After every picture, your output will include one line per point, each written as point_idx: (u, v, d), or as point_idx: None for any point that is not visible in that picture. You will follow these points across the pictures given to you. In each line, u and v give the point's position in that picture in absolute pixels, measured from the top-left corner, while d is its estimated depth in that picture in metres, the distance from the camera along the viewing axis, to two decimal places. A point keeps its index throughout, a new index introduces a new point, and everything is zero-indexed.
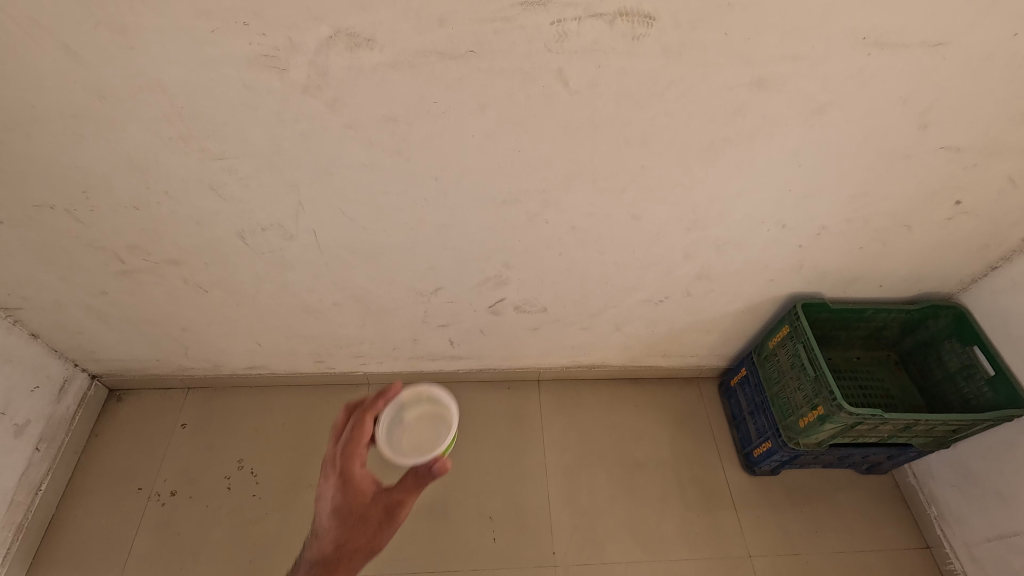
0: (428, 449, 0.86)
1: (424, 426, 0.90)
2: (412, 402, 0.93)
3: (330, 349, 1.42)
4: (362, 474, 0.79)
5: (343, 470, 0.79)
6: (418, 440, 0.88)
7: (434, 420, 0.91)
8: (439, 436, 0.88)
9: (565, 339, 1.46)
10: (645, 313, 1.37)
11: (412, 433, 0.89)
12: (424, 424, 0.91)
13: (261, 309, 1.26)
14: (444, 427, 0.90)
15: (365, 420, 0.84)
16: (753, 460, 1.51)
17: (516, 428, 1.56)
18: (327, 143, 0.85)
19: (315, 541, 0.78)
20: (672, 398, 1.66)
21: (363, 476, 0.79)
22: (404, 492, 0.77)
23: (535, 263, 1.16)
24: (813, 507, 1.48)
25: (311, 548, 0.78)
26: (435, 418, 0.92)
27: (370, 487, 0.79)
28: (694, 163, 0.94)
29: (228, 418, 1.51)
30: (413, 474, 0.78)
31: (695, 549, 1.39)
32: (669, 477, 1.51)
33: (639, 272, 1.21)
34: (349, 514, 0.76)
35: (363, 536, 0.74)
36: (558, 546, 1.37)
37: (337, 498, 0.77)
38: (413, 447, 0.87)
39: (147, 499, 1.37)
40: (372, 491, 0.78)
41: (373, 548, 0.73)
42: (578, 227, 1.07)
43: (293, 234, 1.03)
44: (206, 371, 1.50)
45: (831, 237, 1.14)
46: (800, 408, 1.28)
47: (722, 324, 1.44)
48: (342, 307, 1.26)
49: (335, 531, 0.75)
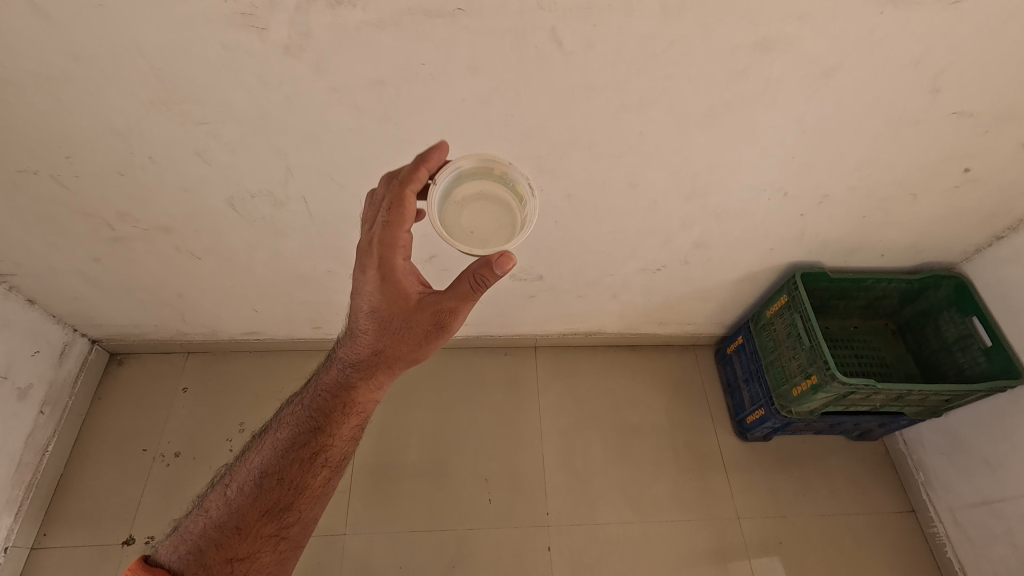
0: (487, 243, 0.76)
1: (487, 207, 0.77)
2: (473, 172, 0.77)
3: (327, 315, 1.43)
4: (404, 273, 0.76)
5: (383, 265, 0.74)
6: (478, 225, 0.76)
7: (496, 200, 0.77)
8: (501, 225, 0.77)
9: (561, 307, 1.46)
10: (643, 281, 1.36)
11: (472, 211, 0.77)
12: (486, 201, 0.77)
13: (255, 276, 1.25)
14: (508, 224, 0.77)
15: (408, 200, 0.73)
16: (746, 426, 1.53)
17: (512, 394, 1.58)
18: (313, 106, 0.82)
19: (356, 337, 0.78)
20: (668, 365, 1.67)
21: (405, 275, 0.76)
22: (454, 301, 0.75)
23: (531, 231, 1.14)
24: (804, 471, 1.51)
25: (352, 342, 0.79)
26: (500, 200, 0.77)
27: (413, 290, 0.76)
28: (694, 129, 0.91)
29: (229, 383, 1.53)
30: (468, 281, 0.73)
31: (685, 511, 1.43)
32: (663, 442, 1.53)
33: (636, 240, 1.20)
34: (392, 317, 0.76)
35: (406, 339, 0.77)
36: (551, 507, 1.41)
37: (376, 298, 0.75)
38: (471, 233, 0.76)
39: (152, 459, 1.40)
40: (416, 294, 0.77)
41: (418, 354, 0.78)
42: (574, 195, 1.05)
43: (283, 202, 1.01)
44: (205, 337, 1.51)
45: (834, 206, 1.12)
46: (794, 377, 1.28)
47: (720, 293, 1.42)
48: (337, 274, 1.26)
49: (379, 333, 0.77)
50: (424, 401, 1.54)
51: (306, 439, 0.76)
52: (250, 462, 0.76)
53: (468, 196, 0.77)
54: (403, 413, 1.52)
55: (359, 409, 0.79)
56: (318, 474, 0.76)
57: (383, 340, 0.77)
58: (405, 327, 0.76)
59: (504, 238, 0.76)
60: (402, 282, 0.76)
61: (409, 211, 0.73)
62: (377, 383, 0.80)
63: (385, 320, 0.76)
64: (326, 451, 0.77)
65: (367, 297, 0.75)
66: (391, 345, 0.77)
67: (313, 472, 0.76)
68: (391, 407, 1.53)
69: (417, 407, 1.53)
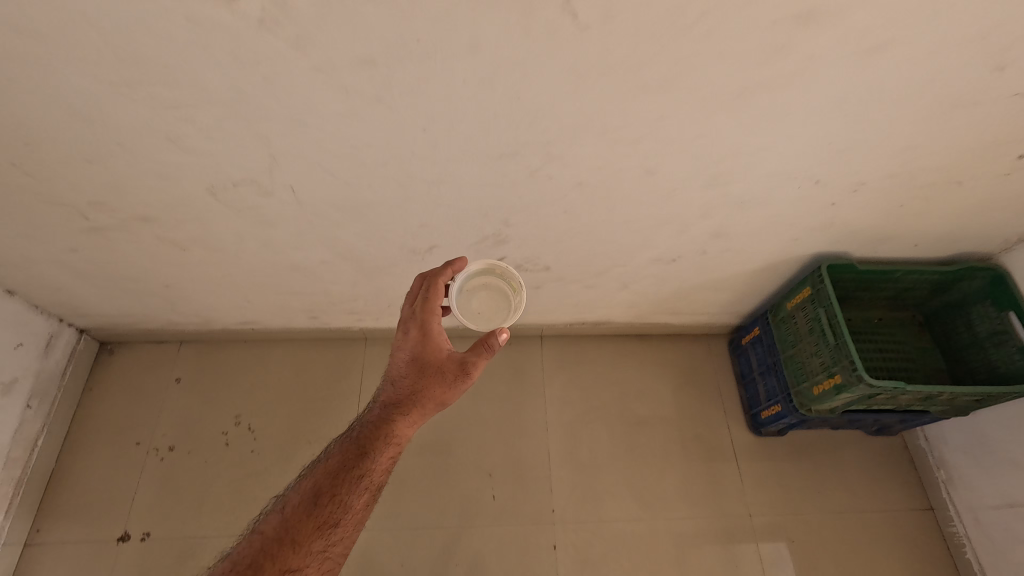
0: (492, 323, 0.87)
1: (491, 295, 0.88)
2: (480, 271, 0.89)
3: (322, 305, 1.36)
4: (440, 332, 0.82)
5: (423, 322, 0.80)
6: (484, 307, 0.88)
7: (499, 290, 0.89)
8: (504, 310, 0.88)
9: (569, 297, 1.38)
10: (656, 272, 1.28)
11: (479, 299, 0.88)
12: (490, 290, 0.89)
13: (244, 267, 1.18)
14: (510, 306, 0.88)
15: (438, 284, 0.83)
16: (760, 421, 1.47)
17: (517, 385, 1.52)
18: (294, 88, 0.73)
19: (390, 385, 0.80)
20: (679, 355, 1.61)
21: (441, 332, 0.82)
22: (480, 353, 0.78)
23: (538, 221, 1.06)
24: (818, 467, 1.46)
25: (385, 390, 0.80)
26: (503, 289, 0.89)
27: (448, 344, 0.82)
28: (721, 111, 0.81)
29: (223, 373, 1.48)
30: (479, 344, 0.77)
31: (694, 508, 1.39)
32: (672, 436, 1.48)
33: (651, 230, 1.11)
34: (430, 362, 0.79)
35: (445, 375, 0.78)
36: (557, 504, 1.36)
37: (415, 348, 0.80)
38: (480, 318, 0.87)
39: (146, 453, 1.36)
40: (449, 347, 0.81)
41: (452, 398, 0.79)
42: (585, 182, 0.96)
43: (269, 191, 0.93)
44: (197, 326, 1.45)
45: (869, 194, 1.02)
46: (815, 375, 1.22)
47: (737, 283, 1.34)
48: (331, 265, 1.18)
49: (418, 375, 0.78)
50: None
51: (348, 468, 0.71)
52: (291, 493, 0.70)
53: (476, 286, 0.89)
54: None
55: (397, 444, 0.75)
56: (361, 499, 0.70)
57: (422, 378, 0.78)
58: (443, 366, 0.78)
59: (505, 319, 0.87)
60: (438, 334, 0.81)
61: (440, 290, 0.82)
62: (415, 423, 0.77)
63: (424, 363, 0.79)
64: (366, 478, 0.71)
65: (406, 345, 0.81)
66: (430, 381, 0.77)
67: (356, 494, 0.70)
68: None
69: None
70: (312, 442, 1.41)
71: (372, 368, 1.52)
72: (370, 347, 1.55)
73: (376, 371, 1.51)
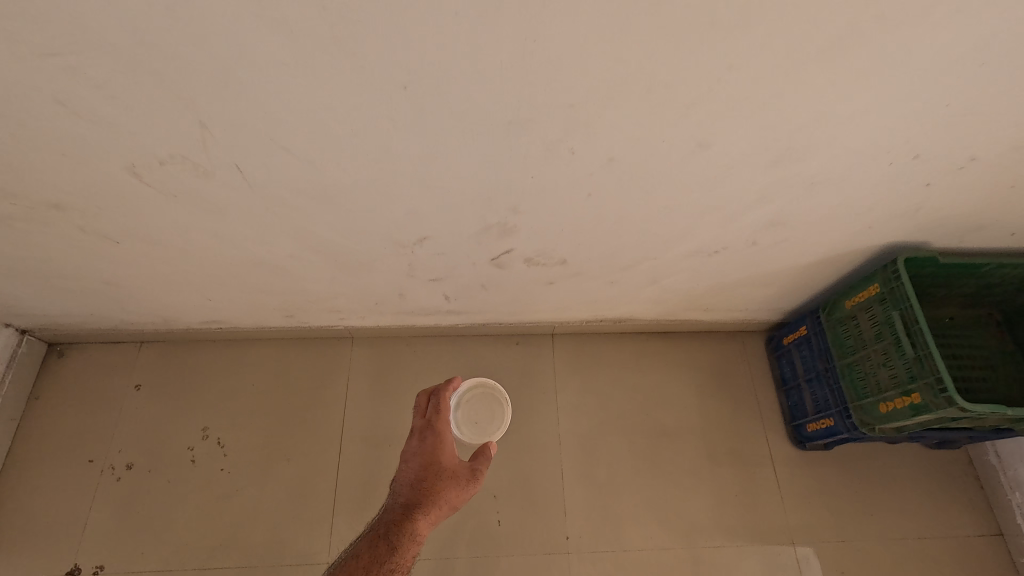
0: (489, 430, 0.98)
1: (483, 405, 1.00)
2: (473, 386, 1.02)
3: (298, 304, 1.16)
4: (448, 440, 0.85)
5: (432, 430, 0.85)
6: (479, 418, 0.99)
7: (490, 400, 1.01)
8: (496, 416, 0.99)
9: (587, 293, 1.18)
10: (692, 266, 1.07)
11: (474, 410, 1.00)
12: (483, 401, 1.01)
13: (198, 263, 0.98)
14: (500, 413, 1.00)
15: (444, 400, 0.89)
16: (804, 434, 1.28)
17: (525, 392, 1.33)
18: (213, 26, 0.51)
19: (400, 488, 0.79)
20: (709, 355, 1.41)
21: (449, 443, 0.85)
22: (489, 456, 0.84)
23: (554, 207, 0.84)
24: (869, 485, 1.28)
25: (396, 492, 0.79)
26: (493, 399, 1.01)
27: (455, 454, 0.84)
28: (813, 60, 0.59)
29: (190, 378, 1.30)
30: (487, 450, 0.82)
31: (729, 534, 1.22)
32: (703, 450, 1.30)
33: (693, 217, 0.90)
34: (442, 466, 0.80)
35: (455, 482, 0.79)
36: (572, 530, 1.19)
37: (427, 450, 0.82)
38: (476, 426, 0.98)
39: (101, 473, 1.19)
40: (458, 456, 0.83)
41: (463, 499, 0.79)
42: (617, 159, 0.74)
43: (208, 172, 0.72)
44: (157, 326, 1.26)
45: (977, 173, 0.80)
46: (886, 391, 1.01)
47: (787, 278, 1.13)
48: (302, 260, 0.98)
49: (431, 473, 0.79)
50: None
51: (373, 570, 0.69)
52: None
53: (470, 399, 1.01)
54: (396, 415, 1.29)
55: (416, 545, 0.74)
56: None
57: (431, 487, 0.78)
58: (452, 472, 0.80)
59: (498, 425, 0.98)
60: (445, 444, 0.83)
61: (446, 407, 0.88)
62: (430, 524, 0.76)
63: (432, 472, 0.79)
64: None
65: (414, 454, 0.82)
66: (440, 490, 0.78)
67: None
68: (382, 408, 1.30)
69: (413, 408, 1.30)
70: (290, 459, 1.23)
71: (360, 373, 1.33)
72: (357, 348, 1.36)
73: (364, 377, 1.33)
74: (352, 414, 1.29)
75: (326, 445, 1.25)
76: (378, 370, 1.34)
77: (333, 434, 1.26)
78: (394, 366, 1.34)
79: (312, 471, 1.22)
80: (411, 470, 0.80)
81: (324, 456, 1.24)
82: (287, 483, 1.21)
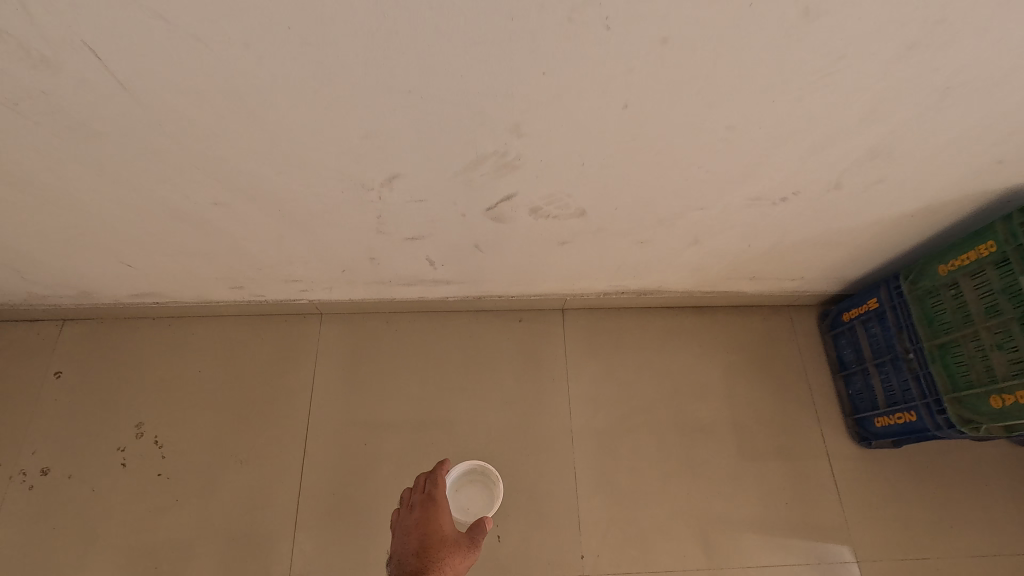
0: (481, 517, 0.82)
1: (475, 491, 0.86)
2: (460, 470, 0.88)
3: (244, 271, 0.92)
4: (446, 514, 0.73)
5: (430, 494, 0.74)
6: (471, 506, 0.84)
7: (482, 484, 0.87)
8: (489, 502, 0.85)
9: (608, 257, 0.94)
10: (748, 219, 0.82)
11: (464, 496, 0.86)
12: (474, 486, 0.87)
13: (95, 215, 0.73)
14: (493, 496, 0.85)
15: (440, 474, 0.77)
16: (870, 428, 1.05)
17: (530, 378, 1.10)
18: None
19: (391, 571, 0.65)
20: (750, 334, 1.17)
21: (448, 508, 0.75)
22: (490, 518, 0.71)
23: (572, 127, 0.59)
24: (946, 490, 1.06)
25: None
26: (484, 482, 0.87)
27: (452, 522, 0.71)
28: None
29: (122, 364, 1.07)
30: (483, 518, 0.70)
31: (778, 550, 1.00)
32: (746, 449, 1.07)
33: (764, 146, 0.65)
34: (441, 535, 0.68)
35: (458, 553, 0.66)
36: (588, 547, 0.97)
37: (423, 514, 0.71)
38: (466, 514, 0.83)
39: (10, 479, 0.98)
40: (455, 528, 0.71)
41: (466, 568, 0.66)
42: (673, 40, 0.49)
43: (52, 60, 0.47)
44: (77, 300, 1.03)
45: None
46: (1005, 381, 0.79)
47: (865, 236, 0.89)
48: (234, 210, 0.73)
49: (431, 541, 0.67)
50: (404, 390, 1.08)
51: None
52: None
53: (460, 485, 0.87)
54: (372, 408, 1.06)
55: None
56: None
57: (433, 557, 0.65)
58: (455, 543, 0.67)
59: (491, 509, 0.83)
60: (447, 519, 0.71)
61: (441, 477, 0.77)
62: None
63: (434, 541, 0.67)
64: None
65: (413, 526, 0.70)
66: (443, 562, 0.65)
67: None
68: (356, 399, 1.07)
69: (393, 399, 1.07)
70: (244, 461, 1.01)
71: (329, 356, 1.10)
72: (326, 326, 1.12)
73: (335, 361, 1.10)
74: (320, 405, 1.06)
75: (287, 444, 1.03)
76: (351, 352, 1.11)
77: (297, 431, 1.04)
78: (371, 348, 1.11)
79: (270, 476, 1.00)
80: (408, 545, 0.67)
81: (284, 457, 1.02)
82: (240, 490, 0.99)
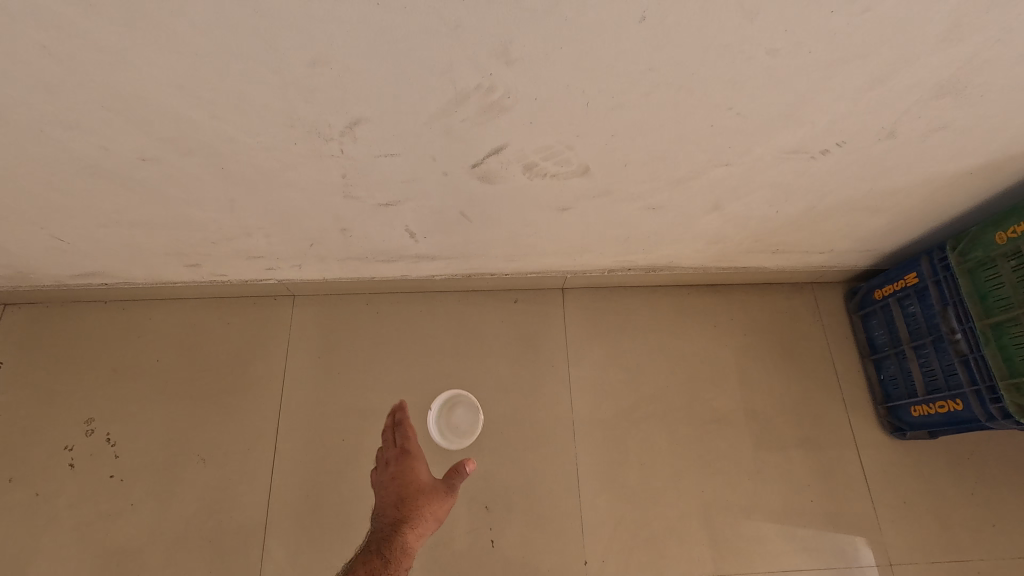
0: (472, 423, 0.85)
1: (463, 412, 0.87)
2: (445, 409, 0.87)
3: (197, 245, 0.80)
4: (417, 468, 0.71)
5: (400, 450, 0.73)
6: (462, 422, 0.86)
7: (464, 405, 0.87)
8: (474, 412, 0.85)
9: (614, 227, 0.82)
10: (780, 178, 0.70)
11: (456, 419, 0.87)
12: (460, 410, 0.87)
13: (4, 177, 0.61)
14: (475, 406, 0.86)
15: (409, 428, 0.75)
16: (905, 418, 0.94)
17: (527, 365, 0.99)
18: None
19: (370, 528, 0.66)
20: (770, 314, 1.06)
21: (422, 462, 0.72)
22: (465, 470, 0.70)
23: (574, 50, 0.47)
24: (989, 485, 0.96)
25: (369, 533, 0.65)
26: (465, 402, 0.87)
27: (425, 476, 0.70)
28: None
29: (70, 353, 0.96)
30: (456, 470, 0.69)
31: (805, 553, 0.90)
32: (767, 441, 0.97)
33: (810, 80, 0.53)
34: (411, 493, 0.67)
35: (433, 503, 0.66)
36: (592, 552, 0.87)
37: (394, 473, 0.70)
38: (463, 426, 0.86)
39: None
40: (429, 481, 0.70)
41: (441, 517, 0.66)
42: None
43: None
44: (14, 282, 0.91)
45: None
46: None
47: (912, 199, 0.77)
48: (169, 168, 0.61)
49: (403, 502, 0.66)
50: (387, 379, 0.97)
51: None
52: None
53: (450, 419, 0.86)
54: (351, 400, 0.95)
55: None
56: None
57: (412, 511, 0.65)
58: (429, 494, 0.67)
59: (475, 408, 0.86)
60: (423, 468, 0.71)
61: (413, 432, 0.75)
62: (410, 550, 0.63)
63: (412, 495, 0.67)
64: None
65: (389, 481, 0.70)
66: (421, 513, 0.65)
67: None
68: (333, 390, 0.96)
69: (374, 390, 0.96)
70: (207, 460, 0.90)
71: (302, 342, 0.99)
72: (299, 309, 1.01)
73: (309, 347, 0.98)
74: (291, 397, 0.95)
75: (256, 440, 0.92)
76: (327, 338, 0.99)
77: (266, 426, 0.93)
78: (349, 333, 0.99)
79: (237, 477, 0.90)
80: (387, 501, 0.67)
81: (252, 455, 0.91)
82: (203, 492, 0.89)
